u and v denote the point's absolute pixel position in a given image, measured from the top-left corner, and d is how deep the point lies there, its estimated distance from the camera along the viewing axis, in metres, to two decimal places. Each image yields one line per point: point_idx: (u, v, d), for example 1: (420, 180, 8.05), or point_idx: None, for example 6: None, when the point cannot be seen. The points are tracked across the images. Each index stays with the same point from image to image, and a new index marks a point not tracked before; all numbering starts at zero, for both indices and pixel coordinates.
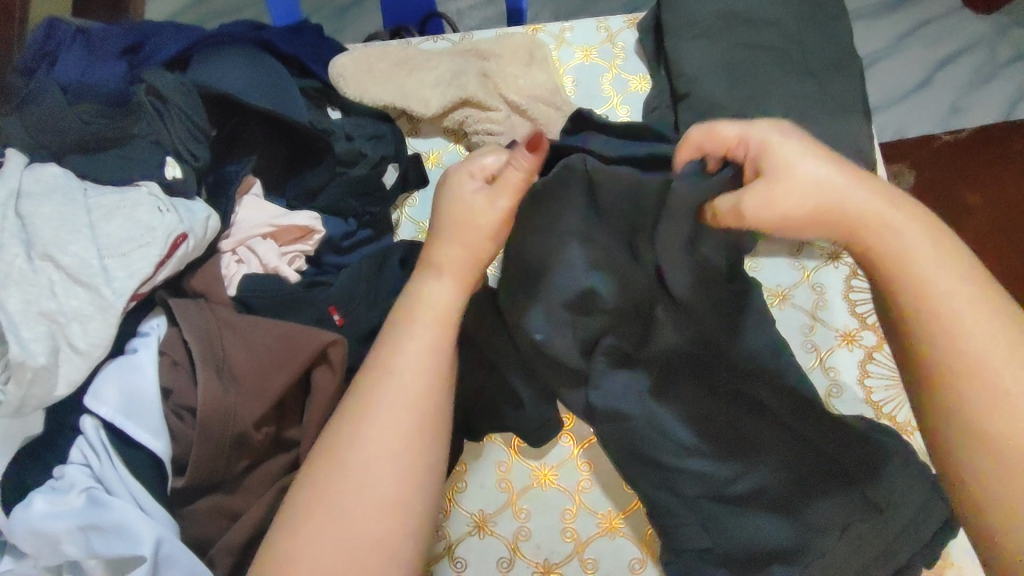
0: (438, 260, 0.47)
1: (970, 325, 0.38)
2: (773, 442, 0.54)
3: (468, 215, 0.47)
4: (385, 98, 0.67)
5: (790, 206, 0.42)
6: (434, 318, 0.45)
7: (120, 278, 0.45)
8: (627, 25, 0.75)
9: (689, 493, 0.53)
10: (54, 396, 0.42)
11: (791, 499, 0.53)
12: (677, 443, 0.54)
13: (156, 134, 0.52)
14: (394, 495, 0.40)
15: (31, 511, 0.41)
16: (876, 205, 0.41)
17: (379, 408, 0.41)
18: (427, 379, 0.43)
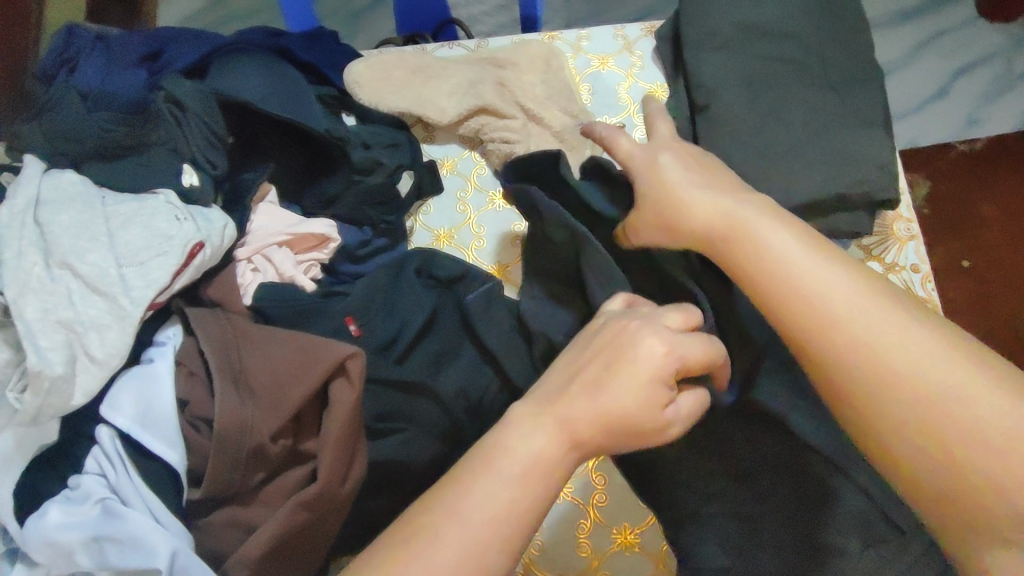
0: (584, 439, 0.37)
1: (835, 301, 0.38)
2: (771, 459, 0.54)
3: (626, 411, 0.37)
4: (402, 105, 0.67)
5: (648, 225, 0.48)
6: (527, 455, 0.36)
7: (137, 287, 0.44)
8: (644, 34, 0.74)
9: (707, 512, 0.54)
10: (71, 406, 0.41)
11: (814, 519, 0.52)
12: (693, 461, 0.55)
13: (174, 141, 0.52)
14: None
15: (44, 521, 0.41)
16: (717, 207, 0.44)
17: (453, 519, 0.33)
18: (518, 488, 0.34)
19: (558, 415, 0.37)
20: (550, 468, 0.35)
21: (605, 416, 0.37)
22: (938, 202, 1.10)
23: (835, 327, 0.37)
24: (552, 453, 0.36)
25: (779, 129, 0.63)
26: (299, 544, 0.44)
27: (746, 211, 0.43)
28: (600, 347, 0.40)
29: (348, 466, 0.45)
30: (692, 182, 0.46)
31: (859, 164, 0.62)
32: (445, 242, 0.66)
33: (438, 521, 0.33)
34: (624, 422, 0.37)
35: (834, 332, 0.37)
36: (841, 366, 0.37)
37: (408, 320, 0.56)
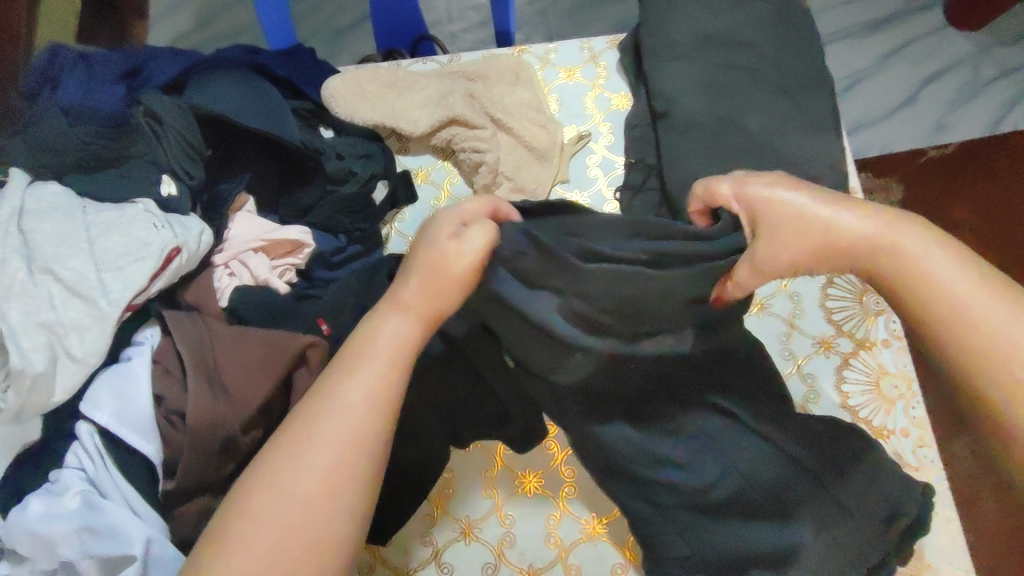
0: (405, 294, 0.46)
1: (1001, 320, 0.39)
2: (736, 445, 0.56)
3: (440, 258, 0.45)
4: (375, 118, 0.70)
5: (787, 246, 0.46)
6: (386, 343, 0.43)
7: (116, 289, 0.47)
8: (609, 47, 0.77)
9: (666, 502, 0.55)
10: (52, 403, 0.44)
11: (764, 507, 0.54)
12: (651, 455, 0.55)
13: (153, 153, 0.55)
14: (315, 516, 0.38)
15: (27, 512, 0.43)
16: (858, 228, 0.44)
17: (320, 421, 0.40)
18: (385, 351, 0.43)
19: (390, 304, 0.45)
20: (402, 345, 0.44)
21: (410, 300, 0.45)
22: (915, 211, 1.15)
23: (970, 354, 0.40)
24: (402, 334, 0.44)
25: (733, 134, 0.66)
26: None
27: (898, 226, 0.44)
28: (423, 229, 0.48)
29: None
30: (833, 203, 0.46)
31: (811, 164, 0.65)
32: None
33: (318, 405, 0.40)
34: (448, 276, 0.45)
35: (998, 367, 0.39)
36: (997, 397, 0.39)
37: None
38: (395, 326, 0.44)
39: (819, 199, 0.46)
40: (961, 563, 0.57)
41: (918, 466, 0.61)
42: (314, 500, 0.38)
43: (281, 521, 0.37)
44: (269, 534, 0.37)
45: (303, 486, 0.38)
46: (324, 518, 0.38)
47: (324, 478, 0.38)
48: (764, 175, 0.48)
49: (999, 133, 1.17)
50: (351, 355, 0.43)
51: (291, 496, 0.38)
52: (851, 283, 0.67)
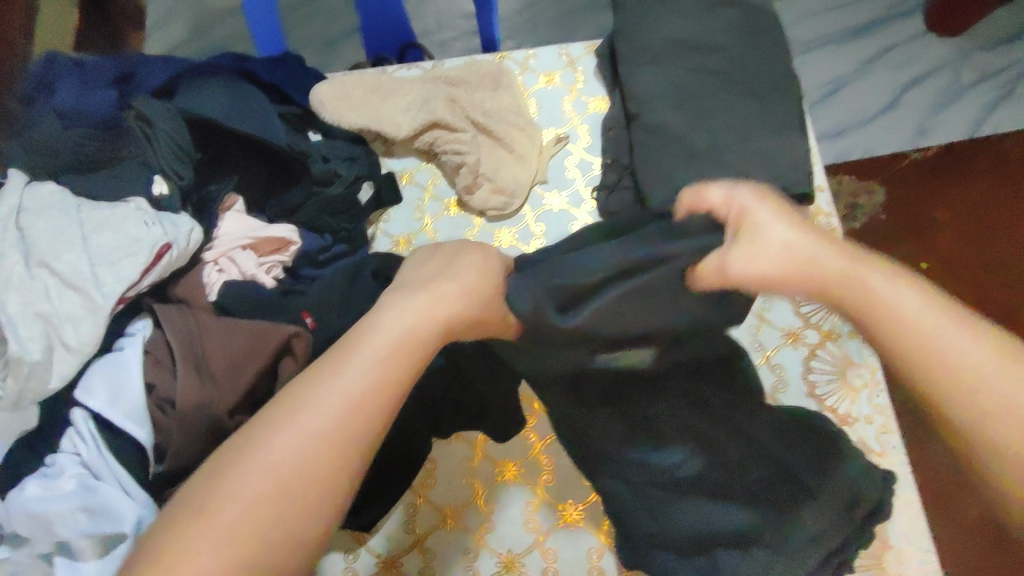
0: (425, 301, 0.43)
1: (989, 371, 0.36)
2: (719, 442, 0.57)
3: (456, 298, 0.44)
4: (361, 123, 0.73)
5: (770, 263, 0.44)
6: (401, 331, 0.40)
7: (108, 282, 0.49)
8: (586, 52, 0.80)
9: (638, 481, 0.57)
10: (48, 389, 0.46)
11: (730, 490, 0.55)
12: (634, 435, 0.58)
13: (144, 155, 0.58)
14: (300, 513, 0.34)
15: (24, 495, 0.45)
16: (841, 266, 0.42)
17: (325, 395, 0.37)
18: (403, 336, 0.40)
19: (412, 295, 0.43)
20: (418, 336, 0.41)
21: (438, 302, 0.43)
22: (896, 210, 1.18)
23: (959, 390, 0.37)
24: (419, 326, 0.41)
25: (703, 135, 0.69)
26: None
27: (863, 266, 0.42)
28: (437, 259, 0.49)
29: None
30: (812, 234, 0.44)
31: (778, 164, 0.67)
32: (404, 248, 0.72)
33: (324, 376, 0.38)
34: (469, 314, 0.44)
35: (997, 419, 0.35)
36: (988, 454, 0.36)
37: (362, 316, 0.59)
38: (409, 316, 0.42)
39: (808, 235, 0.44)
40: (923, 545, 0.60)
41: (881, 452, 0.63)
42: (303, 490, 0.35)
43: (261, 511, 0.34)
44: (243, 526, 0.33)
45: (293, 471, 0.35)
46: (312, 500, 0.35)
47: (315, 473, 0.35)
48: (757, 196, 0.46)
49: (979, 137, 1.19)
50: (352, 344, 0.40)
51: (279, 482, 0.34)
52: None
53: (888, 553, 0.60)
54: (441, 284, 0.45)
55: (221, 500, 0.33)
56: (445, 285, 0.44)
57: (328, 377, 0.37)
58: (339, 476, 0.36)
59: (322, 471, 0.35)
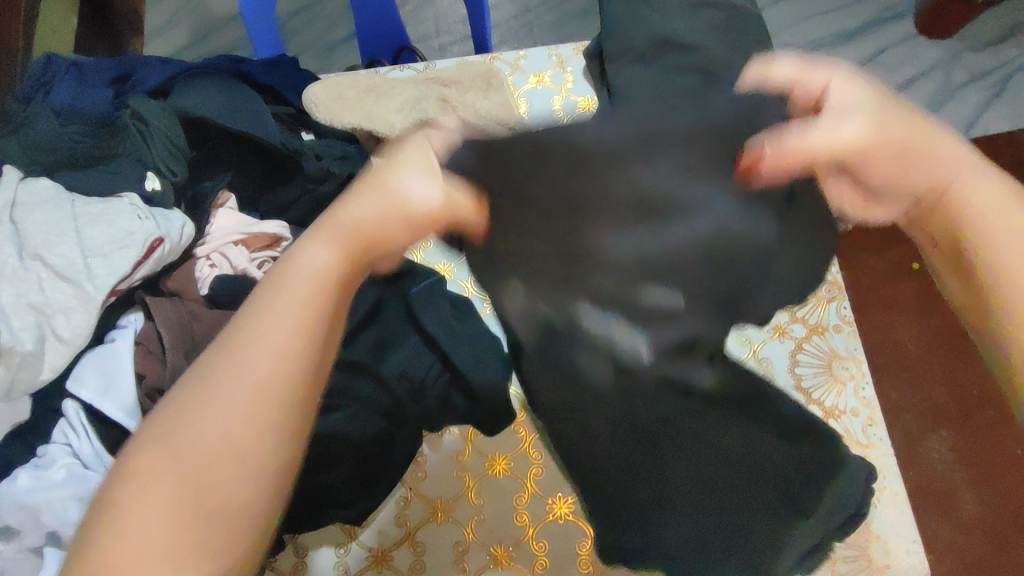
0: (335, 220, 0.39)
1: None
2: (704, 447, 0.53)
3: (372, 209, 0.39)
4: (353, 122, 0.73)
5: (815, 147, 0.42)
6: (306, 284, 0.37)
7: (100, 274, 0.50)
8: (576, 53, 0.82)
9: (628, 494, 0.53)
10: (40, 380, 0.47)
11: (716, 497, 0.52)
12: (609, 445, 0.53)
13: (139, 153, 0.59)
14: (235, 488, 0.34)
15: (15, 485, 0.45)
16: (955, 153, 0.41)
17: (222, 386, 0.34)
18: (309, 293, 0.37)
19: (322, 226, 0.39)
20: (330, 278, 0.37)
21: (347, 221, 0.39)
22: None
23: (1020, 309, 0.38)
24: (331, 268, 0.38)
25: None
26: None
27: (972, 162, 0.41)
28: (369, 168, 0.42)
29: None
30: (914, 119, 0.42)
31: None
32: None
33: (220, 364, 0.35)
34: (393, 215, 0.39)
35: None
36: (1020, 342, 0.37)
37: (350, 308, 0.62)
38: (320, 253, 0.38)
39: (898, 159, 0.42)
40: (910, 534, 0.60)
41: (868, 443, 0.63)
42: (208, 485, 0.33)
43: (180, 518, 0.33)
44: (175, 506, 0.33)
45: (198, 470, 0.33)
46: (224, 497, 0.33)
47: (241, 445, 0.34)
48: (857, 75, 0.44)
49: (978, 133, 1.18)
50: (265, 298, 0.37)
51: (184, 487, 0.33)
52: None
53: (875, 544, 0.60)
54: (342, 209, 0.39)
55: (131, 512, 0.32)
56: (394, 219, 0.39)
57: (240, 343, 0.35)
58: (267, 442, 0.34)
59: (247, 442, 0.34)
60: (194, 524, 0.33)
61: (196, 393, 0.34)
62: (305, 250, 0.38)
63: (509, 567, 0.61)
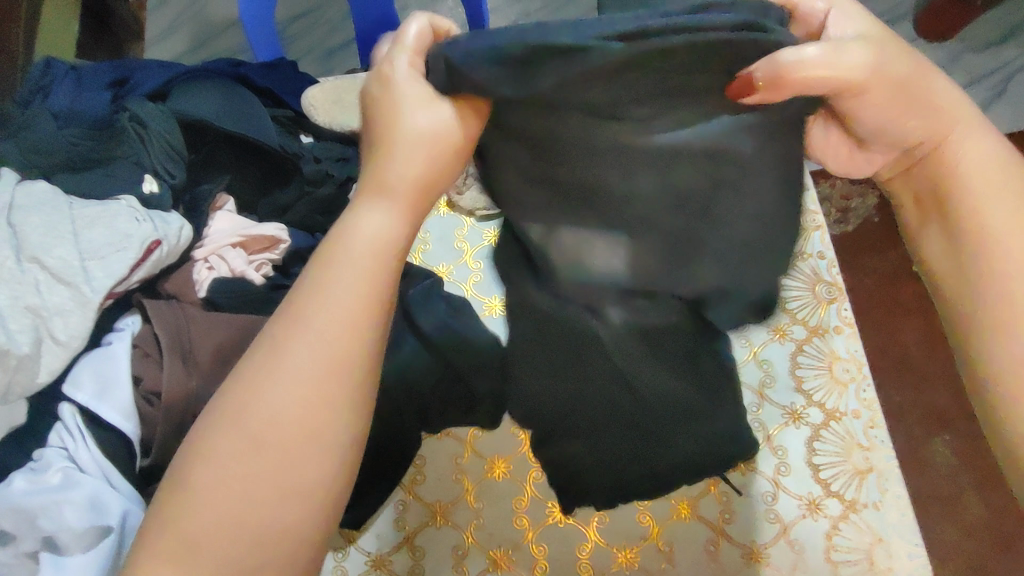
0: (383, 167, 0.41)
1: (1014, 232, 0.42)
2: (665, 402, 0.55)
3: (428, 126, 0.40)
4: (352, 125, 0.73)
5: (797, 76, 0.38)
6: (366, 253, 0.38)
7: (98, 277, 0.50)
8: None
9: (584, 438, 0.56)
10: (36, 383, 0.47)
11: (649, 447, 0.56)
12: (569, 395, 0.55)
13: (137, 155, 0.59)
14: (319, 451, 0.35)
15: (10, 489, 0.45)
16: (908, 69, 0.42)
17: (288, 356, 0.36)
18: (371, 266, 0.38)
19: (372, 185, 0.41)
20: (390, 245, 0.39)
21: (392, 181, 0.40)
22: None
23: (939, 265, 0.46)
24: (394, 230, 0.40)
25: None
26: None
27: (971, 115, 0.45)
28: (372, 89, 0.42)
29: None
30: (870, 50, 0.41)
31: None
32: None
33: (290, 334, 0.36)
34: (443, 141, 0.40)
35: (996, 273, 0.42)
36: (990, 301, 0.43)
37: None
38: (381, 215, 0.40)
39: (888, 107, 0.43)
40: (912, 537, 0.59)
41: (869, 445, 0.63)
42: (273, 450, 0.34)
43: (242, 484, 0.34)
44: (263, 476, 0.34)
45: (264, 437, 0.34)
46: (286, 470, 0.34)
47: (317, 409, 0.35)
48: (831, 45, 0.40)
49: None
50: (318, 272, 0.38)
51: (249, 454, 0.34)
52: (804, 275, 0.70)
53: (876, 546, 0.59)
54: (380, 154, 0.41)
55: (199, 476, 0.34)
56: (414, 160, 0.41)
57: (300, 317, 0.37)
58: (343, 403, 0.36)
59: (323, 406, 0.35)
60: (276, 493, 0.34)
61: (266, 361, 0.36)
62: (353, 218, 0.40)
63: (509, 572, 0.60)
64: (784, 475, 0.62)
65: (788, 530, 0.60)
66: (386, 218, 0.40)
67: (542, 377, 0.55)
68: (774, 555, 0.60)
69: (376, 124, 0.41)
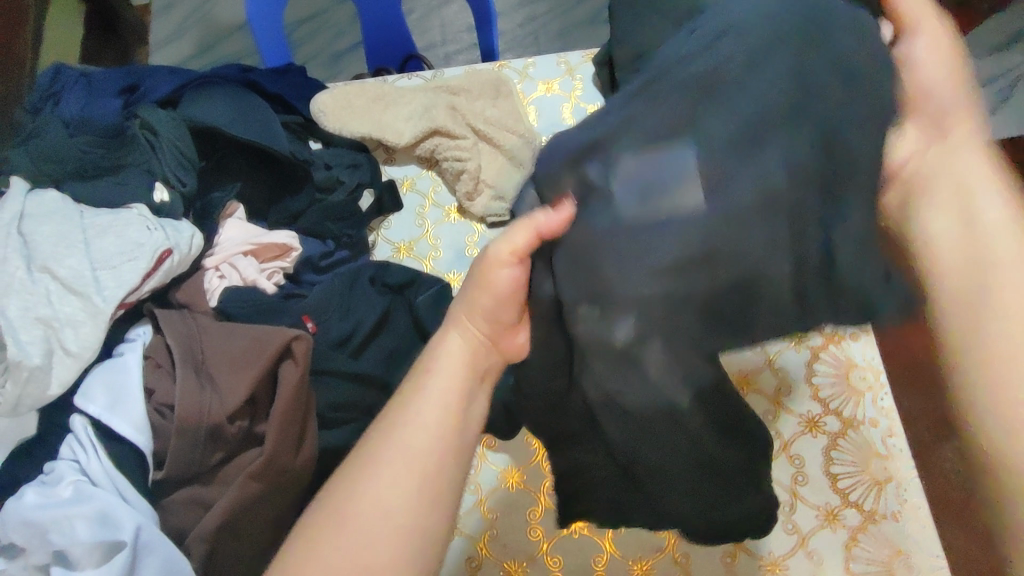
0: (455, 316, 0.43)
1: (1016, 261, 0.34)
2: (685, 461, 0.42)
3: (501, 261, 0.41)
4: (363, 130, 0.73)
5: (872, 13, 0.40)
6: (439, 390, 0.41)
7: (109, 286, 0.49)
8: (584, 61, 0.81)
9: (601, 473, 0.46)
10: (48, 396, 0.46)
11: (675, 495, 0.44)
12: (581, 412, 0.43)
13: (147, 163, 0.58)
14: (395, 545, 0.36)
15: (21, 502, 0.44)
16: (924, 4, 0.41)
17: (348, 509, 0.37)
18: (440, 416, 0.40)
19: (455, 319, 0.43)
20: (463, 371, 0.42)
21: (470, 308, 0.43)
22: None
23: (947, 272, 0.36)
24: (457, 353, 0.43)
25: None
26: (253, 517, 0.49)
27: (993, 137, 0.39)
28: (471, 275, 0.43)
29: (297, 441, 0.51)
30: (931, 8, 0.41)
31: None
32: (405, 254, 0.72)
33: (346, 488, 0.38)
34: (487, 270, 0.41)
35: (988, 324, 0.33)
36: (991, 330, 0.33)
37: (361, 320, 0.61)
38: (455, 343, 0.43)
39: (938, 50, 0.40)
40: (934, 549, 0.58)
41: (888, 455, 0.62)
42: None
43: None
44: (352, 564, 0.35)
45: None
46: None
47: (405, 513, 0.37)
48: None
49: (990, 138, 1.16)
50: (411, 382, 0.42)
51: None
52: None
53: (896, 559, 0.58)
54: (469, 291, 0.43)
55: None
56: (496, 277, 0.41)
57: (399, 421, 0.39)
58: (413, 559, 0.36)
59: (415, 507, 0.37)
60: None
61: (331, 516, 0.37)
62: (442, 351, 0.43)
63: None
64: (802, 485, 0.61)
65: (806, 540, 0.59)
66: (474, 329, 0.43)
67: (561, 398, 0.44)
68: (791, 566, 0.59)
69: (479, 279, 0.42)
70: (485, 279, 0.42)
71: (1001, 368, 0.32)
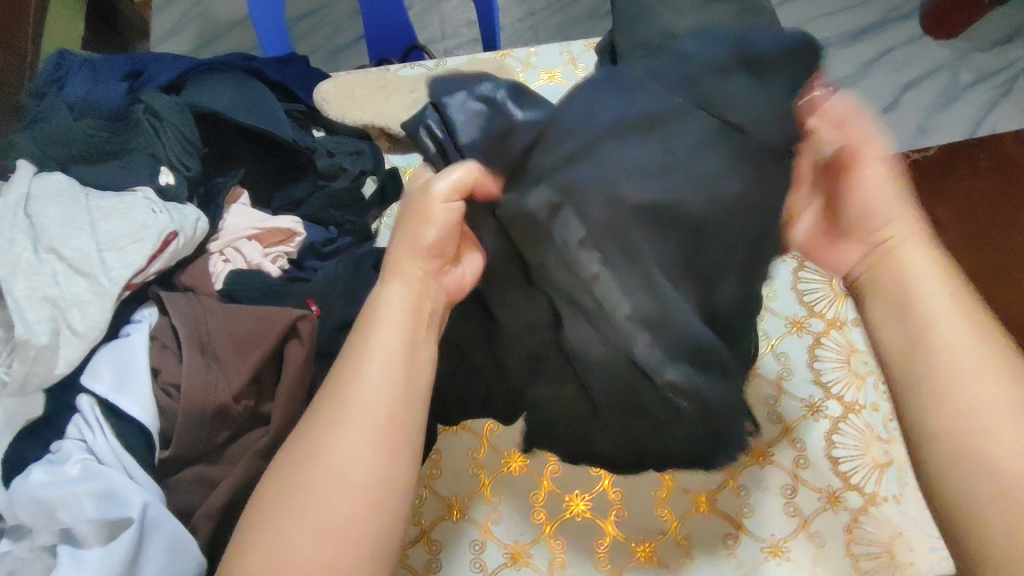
0: (393, 263, 0.46)
1: (955, 352, 0.43)
2: (612, 400, 0.48)
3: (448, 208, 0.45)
4: (366, 119, 0.73)
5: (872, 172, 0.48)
6: (383, 339, 0.43)
7: (116, 267, 0.50)
8: (587, 50, 0.81)
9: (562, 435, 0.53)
10: (54, 374, 0.46)
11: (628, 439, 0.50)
12: (529, 368, 0.50)
13: (152, 147, 0.58)
14: (353, 496, 0.39)
15: (29, 481, 0.44)
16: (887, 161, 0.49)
17: (321, 471, 0.39)
18: (386, 362, 0.42)
19: (398, 266, 0.45)
20: (404, 309, 0.44)
21: (403, 262, 0.45)
22: None
23: (891, 345, 0.46)
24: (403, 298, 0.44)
25: None
26: None
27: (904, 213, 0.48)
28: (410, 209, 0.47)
29: (302, 420, 0.52)
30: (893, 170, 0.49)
31: None
32: None
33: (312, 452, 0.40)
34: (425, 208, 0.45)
35: (952, 398, 0.42)
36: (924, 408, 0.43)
37: (365, 305, 0.61)
38: (395, 290, 0.44)
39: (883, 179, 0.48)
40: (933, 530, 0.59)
41: (889, 438, 0.62)
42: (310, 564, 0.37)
43: None
44: (316, 527, 0.38)
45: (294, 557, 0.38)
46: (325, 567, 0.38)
47: (359, 468, 0.40)
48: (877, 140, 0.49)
49: (989, 131, 1.16)
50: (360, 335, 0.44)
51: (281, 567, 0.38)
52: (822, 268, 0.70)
53: (898, 540, 0.59)
54: (413, 226, 0.46)
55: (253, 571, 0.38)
56: (438, 210, 0.45)
57: (342, 387, 0.41)
58: (362, 515, 0.39)
59: (372, 462, 0.40)
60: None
61: (302, 474, 0.40)
62: (383, 299, 0.44)
63: (526, 565, 0.60)
64: (804, 468, 0.62)
65: (808, 523, 0.60)
66: (414, 270, 0.45)
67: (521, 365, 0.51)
68: (793, 549, 0.59)
69: (419, 208, 0.46)
70: (427, 214, 0.45)
71: (964, 444, 0.41)
